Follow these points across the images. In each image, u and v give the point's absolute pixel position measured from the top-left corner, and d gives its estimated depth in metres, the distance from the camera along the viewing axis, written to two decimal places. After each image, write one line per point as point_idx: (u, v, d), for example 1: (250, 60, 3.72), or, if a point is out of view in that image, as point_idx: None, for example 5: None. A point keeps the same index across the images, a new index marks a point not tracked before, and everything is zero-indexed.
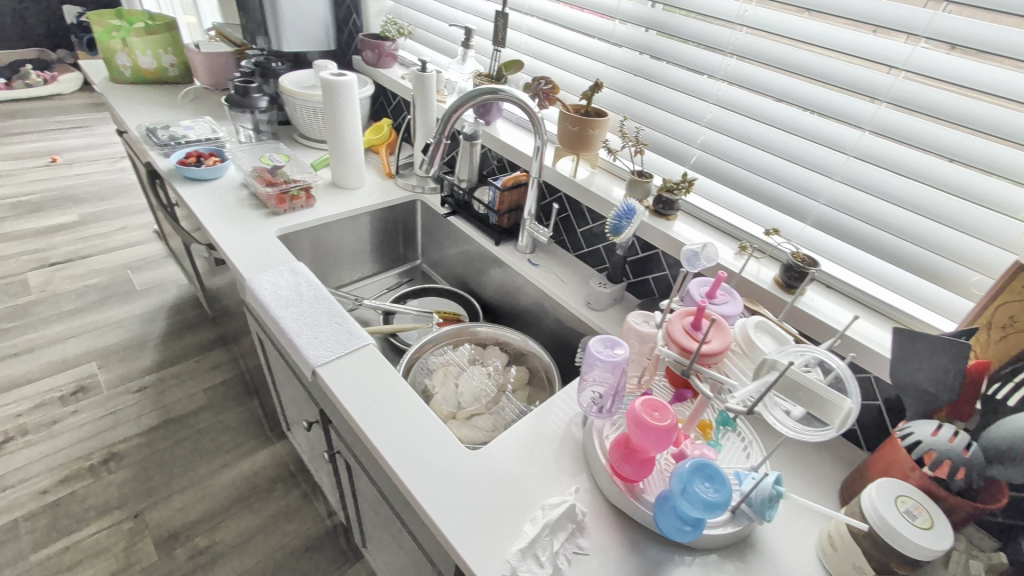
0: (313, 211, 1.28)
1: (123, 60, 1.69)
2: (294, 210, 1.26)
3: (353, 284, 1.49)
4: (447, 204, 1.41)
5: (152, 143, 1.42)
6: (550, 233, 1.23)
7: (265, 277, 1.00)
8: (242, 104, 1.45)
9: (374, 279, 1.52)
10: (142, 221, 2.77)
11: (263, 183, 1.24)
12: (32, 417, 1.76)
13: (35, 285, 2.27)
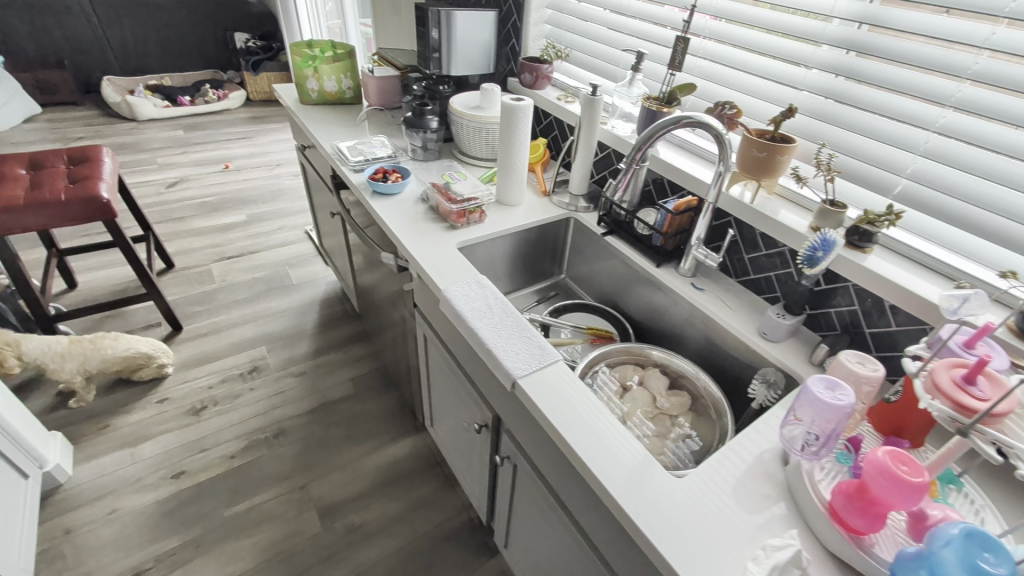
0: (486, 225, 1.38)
1: (312, 85, 1.93)
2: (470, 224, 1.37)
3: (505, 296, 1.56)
4: (604, 223, 1.43)
5: (343, 160, 1.61)
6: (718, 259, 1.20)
7: (457, 288, 1.09)
8: (417, 124, 1.59)
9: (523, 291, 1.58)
10: (296, 222, 3.10)
11: (445, 200, 1.35)
12: (219, 390, 2.06)
13: (216, 275, 2.64)
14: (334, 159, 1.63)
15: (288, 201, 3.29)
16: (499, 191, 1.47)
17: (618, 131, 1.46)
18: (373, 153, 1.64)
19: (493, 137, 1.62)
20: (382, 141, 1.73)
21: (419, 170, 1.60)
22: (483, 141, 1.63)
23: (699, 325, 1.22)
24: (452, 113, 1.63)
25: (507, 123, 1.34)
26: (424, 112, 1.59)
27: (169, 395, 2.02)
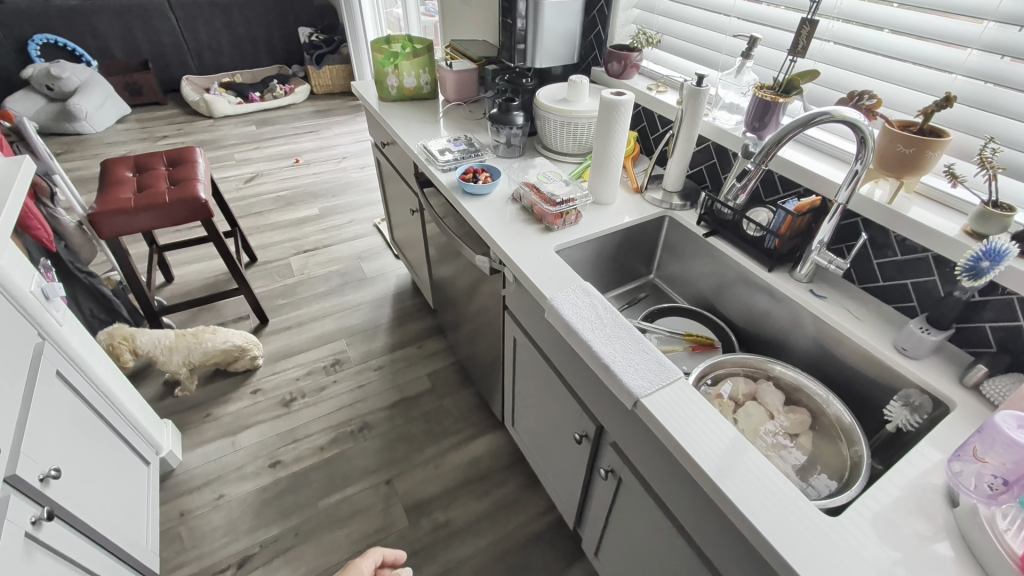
0: (580, 226, 1.34)
1: (392, 81, 1.92)
2: (565, 226, 1.33)
3: None
4: (705, 222, 1.34)
5: (429, 160, 1.61)
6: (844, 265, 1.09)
7: (567, 299, 1.08)
8: (502, 120, 1.55)
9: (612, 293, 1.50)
10: (365, 215, 3.15)
11: (540, 202, 1.31)
12: (306, 383, 2.15)
13: (296, 269, 2.74)
14: (421, 159, 1.63)
15: (357, 193, 3.35)
16: (592, 189, 1.41)
17: (720, 122, 1.36)
18: (458, 152, 1.62)
19: (581, 132, 1.55)
20: (465, 139, 1.71)
21: (505, 168, 1.56)
22: (570, 136, 1.57)
23: (816, 336, 1.13)
24: (537, 107, 1.58)
25: (606, 119, 1.27)
26: (510, 108, 1.55)
27: (261, 387, 2.14)
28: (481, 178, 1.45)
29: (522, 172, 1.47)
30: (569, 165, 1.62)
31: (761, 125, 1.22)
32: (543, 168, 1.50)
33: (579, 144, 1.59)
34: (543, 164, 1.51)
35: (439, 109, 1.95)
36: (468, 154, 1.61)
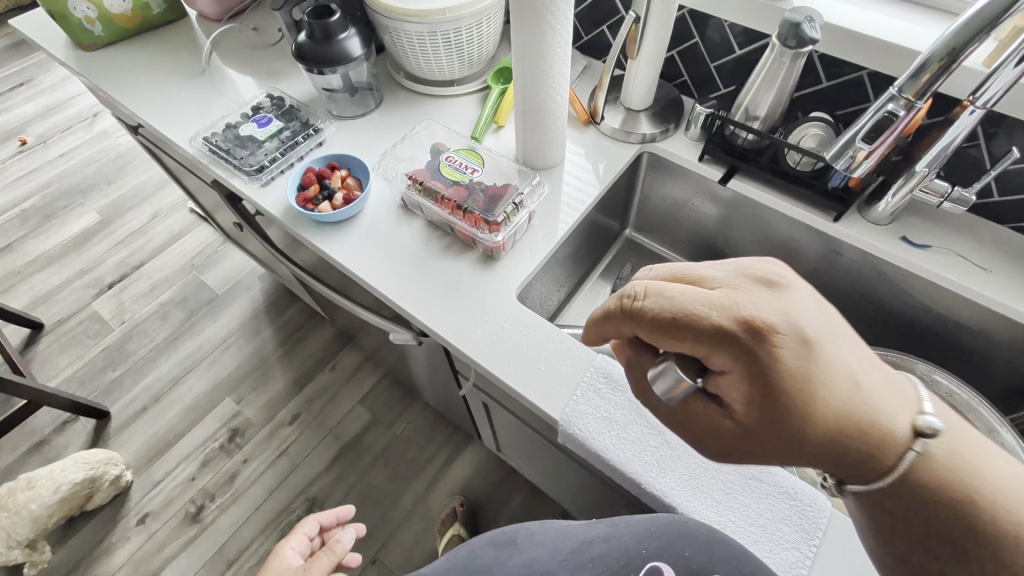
0: (536, 227, 0.81)
1: (83, 10, 1.01)
2: (515, 239, 0.79)
3: (568, 297, 1.03)
4: (713, 157, 0.86)
5: (224, 165, 0.88)
6: (963, 198, 0.69)
7: (591, 413, 0.63)
8: (329, 58, 0.85)
9: (590, 278, 1.06)
10: (171, 200, 2.20)
11: (469, 223, 0.76)
12: (208, 478, 1.59)
13: (110, 317, 1.89)
14: (211, 169, 0.89)
15: (142, 168, 2.30)
16: (528, 151, 0.85)
17: None
18: (276, 136, 0.89)
19: (468, 41, 0.90)
20: (271, 100, 0.95)
21: (364, 147, 0.89)
22: (453, 51, 0.91)
23: (915, 296, 0.79)
24: (376, 11, 0.87)
25: (532, 31, 0.67)
26: (332, 29, 0.84)
27: (147, 509, 1.55)
28: (338, 192, 0.81)
29: (404, 160, 0.84)
30: (465, 99, 0.98)
31: None
32: (433, 136, 0.87)
33: (469, 59, 0.95)
34: (429, 128, 0.88)
35: (200, 41, 1.12)
36: (293, 135, 0.89)
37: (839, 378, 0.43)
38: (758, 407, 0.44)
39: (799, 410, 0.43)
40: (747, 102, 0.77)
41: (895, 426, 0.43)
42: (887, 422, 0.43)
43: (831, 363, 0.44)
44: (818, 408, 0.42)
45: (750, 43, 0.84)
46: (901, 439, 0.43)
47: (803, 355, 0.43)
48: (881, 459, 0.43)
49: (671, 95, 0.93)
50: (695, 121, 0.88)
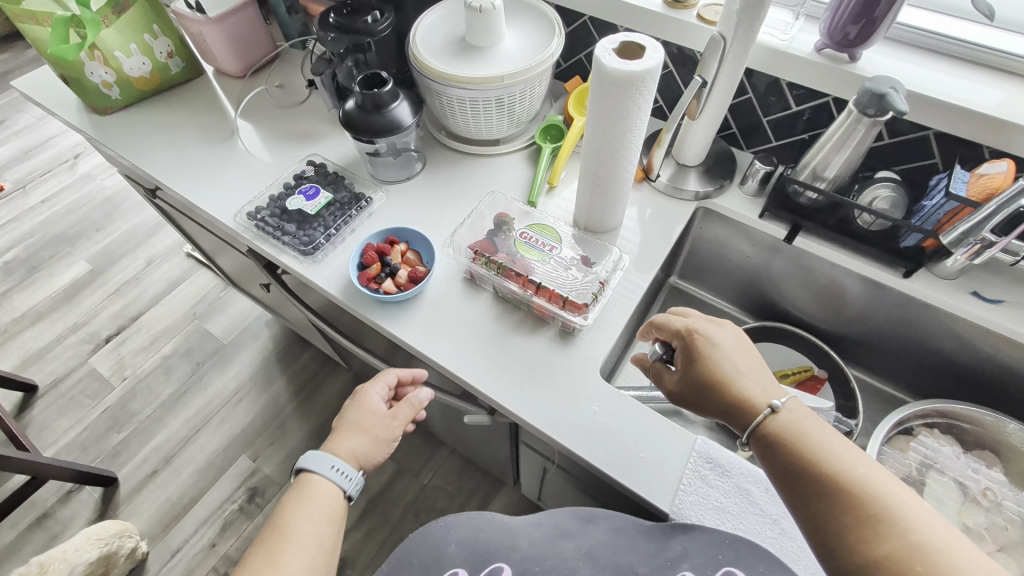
0: (609, 299, 0.78)
1: (100, 76, 0.96)
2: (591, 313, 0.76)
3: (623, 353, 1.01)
4: (776, 213, 0.85)
5: (273, 241, 0.83)
6: None
7: (710, 508, 0.63)
8: (379, 128, 0.82)
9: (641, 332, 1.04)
10: (166, 245, 2.11)
11: (549, 301, 0.74)
12: (228, 543, 1.49)
13: (109, 375, 1.79)
14: (258, 246, 0.84)
15: (133, 212, 2.21)
16: (591, 217, 0.82)
17: (769, 36, 0.77)
18: (325, 209, 0.84)
19: (519, 102, 0.88)
20: (313, 166, 0.91)
21: (419, 214, 0.85)
22: (503, 113, 0.89)
23: (986, 347, 0.81)
24: (428, 77, 0.84)
25: (614, 111, 0.65)
26: (382, 98, 0.81)
27: None
28: (401, 269, 0.78)
29: (469, 232, 0.81)
30: (512, 157, 0.95)
31: (859, 35, 0.70)
32: (495, 205, 0.85)
33: (518, 118, 0.92)
34: (498, 196, 0.86)
35: (220, 100, 1.07)
36: (344, 206, 0.85)
37: (754, 386, 0.59)
38: (692, 397, 0.62)
39: (720, 404, 0.59)
40: (815, 162, 0.77)
41: (818, 443, 0.53)
42: (808, 443, 0.53)
43: (752, 380, 0.59)
44: (735, 403, 0.58)
45: (809, 101, 0.83)
46: (821, 455, 0.52)
47: (726, 364, 0.60)
48: (794, 464, 0.53)
49: (724, 149, 0.93)
50: (753, 175, 0.87)
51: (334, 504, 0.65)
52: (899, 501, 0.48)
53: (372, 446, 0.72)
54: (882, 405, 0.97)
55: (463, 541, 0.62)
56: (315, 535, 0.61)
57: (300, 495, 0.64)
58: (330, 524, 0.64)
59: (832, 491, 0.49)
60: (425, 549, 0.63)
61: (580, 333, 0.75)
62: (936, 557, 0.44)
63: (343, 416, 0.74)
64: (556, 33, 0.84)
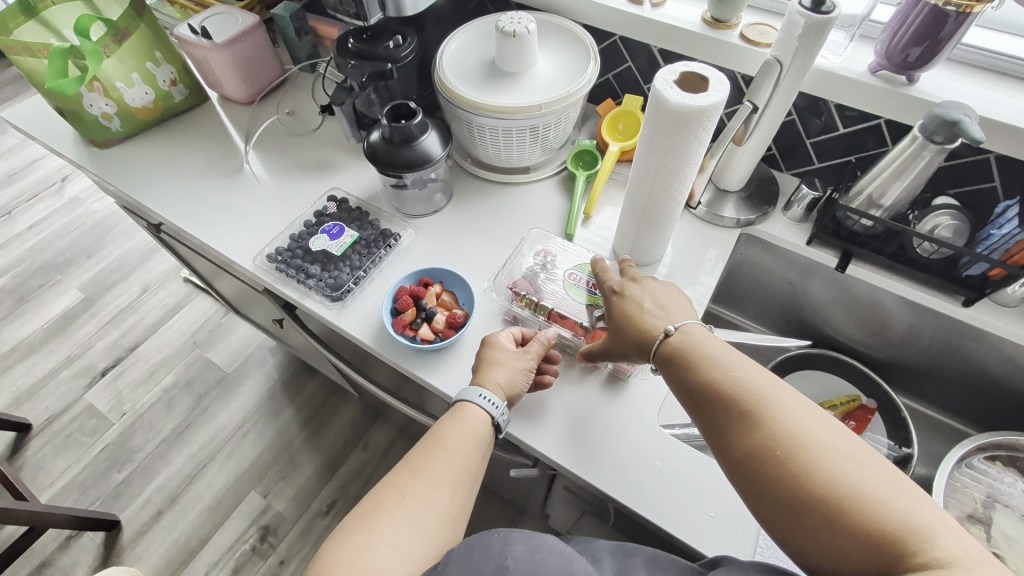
0: None
1: (100, 108, 0.90)
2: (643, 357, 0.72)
3: None
4: (826, 240, 0.81)
5: (295, 284, 0.78)
6: None
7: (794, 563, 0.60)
8: (407, 162, 0.77)
9: None
10: (162, 270, 2.03)
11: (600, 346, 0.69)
12: None
13: (107, 410, 1.71)
14: (280, 289, 0.78)
15: (126, 237, 2.12)
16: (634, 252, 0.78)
17: (823, 58, 0.74)
18: (352, 249, 0.79)
19: (553, 130, 0.83)
20: (334, 201, 0.85)
21: (452, 252, 0.80)
22: (534, 141, 0.84)
23: None
24: (457, 104, 0.79)
25: (672, 145, 0.60)
26: (410, 131, 0.76)
27: None
28: (438, 313, 0.73)
29: (509, 270, 0.76)
30: (542, 185, 0.90)
31: (921, 55, 0.66)
32: (535, 242, 0.80)
33: (550, 146, 0.87)
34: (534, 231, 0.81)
35: (227, 129, 1.00)
36: (370, 245, 0.80)
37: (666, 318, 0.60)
38: (614, 342, 0.63)
39: (632, 340, 0.60)
40: (871, 189, 0.74)
41: (708, 353, 0.54)
42: (696, 357, 0.54)
43: (663, 312, 0.60)
44: (640, 336, 0.59)
45: (858, 123, 0.80)
46: (708, 361, 0.53)
47: (638, 302, 0.62)
48: (688, 375, 0.53)
49: (763, 173, 0.90)
50: (799, 201, 0.83)
51: (479, 437, 0.62)
52: (777, 394, 0.49)
53: (512, 384, 0.65)
54: (931, 433, 0.93)
55: (525, 558, 0.52)
56: (450, 474, 0.59)
57: (450, 417, 0.63)
58: (466, 462, 0.61)
59: (713, 396, 0.51)
60: (484, 555, 0.53)
61: (632, 377, 0.70)
62: (797, 441, 0.45)
63: (477, 357, 0.68)
64: (591, 57, 0.80)
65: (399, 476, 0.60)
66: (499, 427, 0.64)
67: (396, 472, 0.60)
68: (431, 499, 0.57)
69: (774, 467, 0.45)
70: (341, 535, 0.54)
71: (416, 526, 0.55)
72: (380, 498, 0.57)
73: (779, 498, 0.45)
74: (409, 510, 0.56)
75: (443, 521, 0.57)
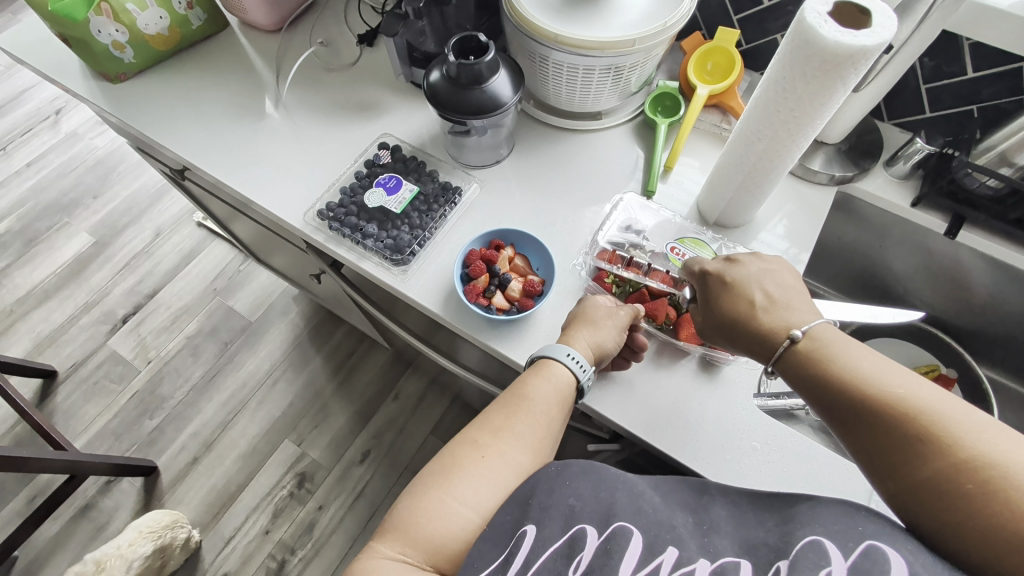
0: None
1: (109, 36, 0.79)
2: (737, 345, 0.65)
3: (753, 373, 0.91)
4: (941, 204, 0.74)
5: (349, 245, 0.71)
6: None
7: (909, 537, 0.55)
8: (476, 103, 0.67)
9: None
10: (173, 213, 1.94)
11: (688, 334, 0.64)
12: (283, 529, 1.45)
13: (133, 357, 1.69)
14: (332, 249, 0.71)
15: (132, 176, 2.01)
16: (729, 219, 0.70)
17: None
18: (411, 206, 0.71)
19: (636, 70, 0.73)
20: (387, 149, 0.76)
21: (522, 211, 0.73)
22: (613, 83, 0.74)
23: None
24: (531, 36, 0.68)
25: (808, 97, 0.52)
26: (480, 63, 0.65)
27: (225, 569, 1.41)
28: (512, 279, 0.66)
29: (596, 239, 0.70)
30: (616, 133, 0.80)
31: None
32: (620, 215, 0.71)
33: (627, 89, 0.77)
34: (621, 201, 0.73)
35: (252, 63, 0.89)
36: (430, 201, 0.72)
37: (784, 315, 0.52)
38: (716, 331, 0.57)
39: (744, 336, 0.53)
40: (1005, 146, 0.67)
41: (858, 364, 0.46)
42: (835, 369, 0.47)
43: (779, 305, 0.53)
44: (757, 334, 0.52)
45: (992, 66, 0.70)
46: (854, 377, 0.46)
47: (750, 295, 0.54)
48: (831, 391, 0.47)
49: (865, 123, 0.80)
50: (907, 157, 0.74)
51: (561, 397, 0.57)
52: (951, 413, 0.41)
53: (598, 333, 0.59)
54: (1008, 406, 0.89)
55: (585, 491, 0.49)
56: (531, 436, 0.54)
57: (531, 373, 0.58)
58: (546, 421, 0.55)
59: (867, 420, 0.44)
60: (547, 496, 0.49)
61: (730, 363, 0.64)
62: (990, 473, 0.37)
63: (570, 311, 0.63)
64: None
65: (476, 431, 0.55)
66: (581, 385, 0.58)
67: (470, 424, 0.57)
68: (508, 460, 0.53)
69: (961, 504, 0.38)
70: (417, 488, 0.52)
71: (494, 487, 0.51)
72: (456, 452, 0.54)
73: (968, 538, 0.38)
74: (487, 471, 0.52)
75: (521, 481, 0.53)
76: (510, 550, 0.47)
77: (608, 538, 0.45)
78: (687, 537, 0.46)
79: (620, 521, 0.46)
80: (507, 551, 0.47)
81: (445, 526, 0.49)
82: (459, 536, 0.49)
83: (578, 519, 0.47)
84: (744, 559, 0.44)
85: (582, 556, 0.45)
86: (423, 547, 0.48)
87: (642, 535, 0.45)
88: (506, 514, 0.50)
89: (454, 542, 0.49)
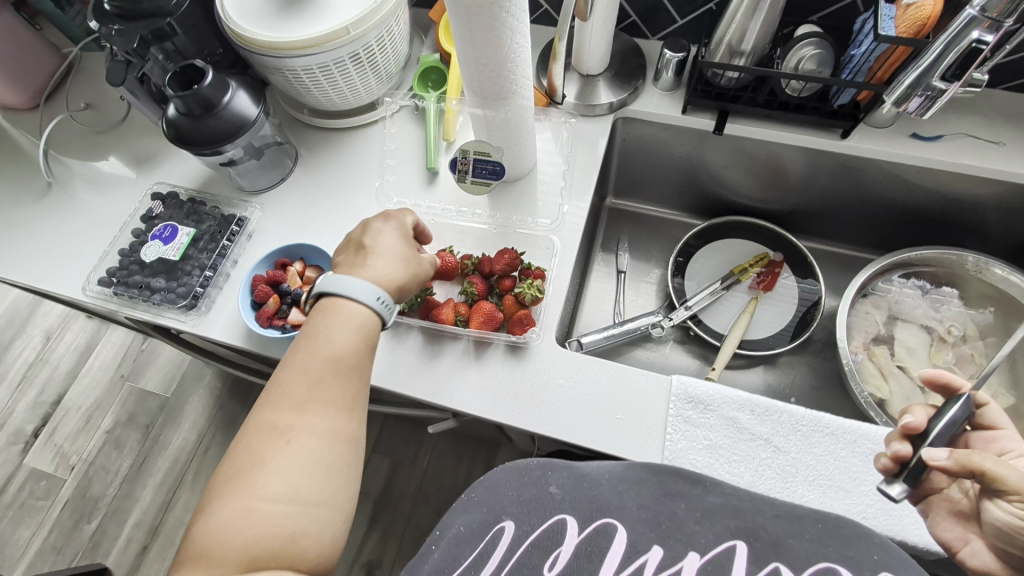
0: (554, 274, 0.68)
1: None
2: (539, 317, 0.65)
3: (609, 308, 0.93)
4: (706, 105, 0.76)
5: (141, 306, 0.68)
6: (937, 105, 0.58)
7: (704, 433, 0.58)
8: (216, 131, 0.65)
9: (625, 284, 0.95)
10: (58, 311, 1.85)
11: (483, 325, 0.64)
12: None
13: (55, 469, 1.62)
14: (128, 313, 0.69)
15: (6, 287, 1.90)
16: (483, 154, 0.69)
17: None
18: (192, 248, 0.69)
19: (380, 53, 0.72)
20: (161, 198, 0.74)
21: (313, 222, 0.72)
22: (362, 73, 0.73)
23: (927, 185, 0.78)
24: (252, 50, 0.67)
25: (487, 42, 0.53)
26: (196, 91, 0.63)
27: None
28: (303, 293, 0.65)
29: None
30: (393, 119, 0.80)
31: None
32: None
33: (386, 72, 0.76)
34: (396, 191, 0.74)
35: (17, 146, 0.84)
36: (214, 238, 0.70)
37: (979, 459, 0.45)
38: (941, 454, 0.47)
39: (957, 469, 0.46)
40: (729, 37, 0.68)
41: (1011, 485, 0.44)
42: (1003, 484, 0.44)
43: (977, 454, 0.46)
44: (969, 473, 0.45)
45: None
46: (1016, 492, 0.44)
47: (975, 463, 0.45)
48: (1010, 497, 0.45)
49: (626, 46, 0.82)
50: (666, 68, 0.77)
51: (359, 336, 0.53)
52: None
53: (411, 281, 0.59)
54: (837, 268, 0.94)
55: (568, 482, 0.55)
56: (338, 394, 0.51)
57: (310, 323, 0.54)
58: (346, 374, 0.52)
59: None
60: (522, 482, 0.55)
61: (529, 340, 0.63)
62: None
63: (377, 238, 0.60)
64: None
65: (274, 412, 0.49)
66: (382, 324, 0.56)
67: (259, 402, 0.50)
68: (317, 431, 0.49)
69: None
70: (219, 501, 0.45)
71: (311, 467, 0.47)
72: (255, 444, 0.48)
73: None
74: (296, 452, 0.47)
75: (339, 446, 0.50)
76: (486, 544, 0.52)
77: (588, 536, 0.51)
78: (671, 531, 0.50)
79: (603, 518, 0.51)
80: (482, 543, 0.52)
81: (265, 528, 0.44)
82: (287, 533, 0.45)
83: (559, 510, 0.53)
84: (739, 541, 0.49)
85: (560, 551, 0.50)
86: (244, 558, 0.43)
87: (626, 532, 0.50)
88: (493, 502, 0.55)
89: (281, 542, 0.44)
